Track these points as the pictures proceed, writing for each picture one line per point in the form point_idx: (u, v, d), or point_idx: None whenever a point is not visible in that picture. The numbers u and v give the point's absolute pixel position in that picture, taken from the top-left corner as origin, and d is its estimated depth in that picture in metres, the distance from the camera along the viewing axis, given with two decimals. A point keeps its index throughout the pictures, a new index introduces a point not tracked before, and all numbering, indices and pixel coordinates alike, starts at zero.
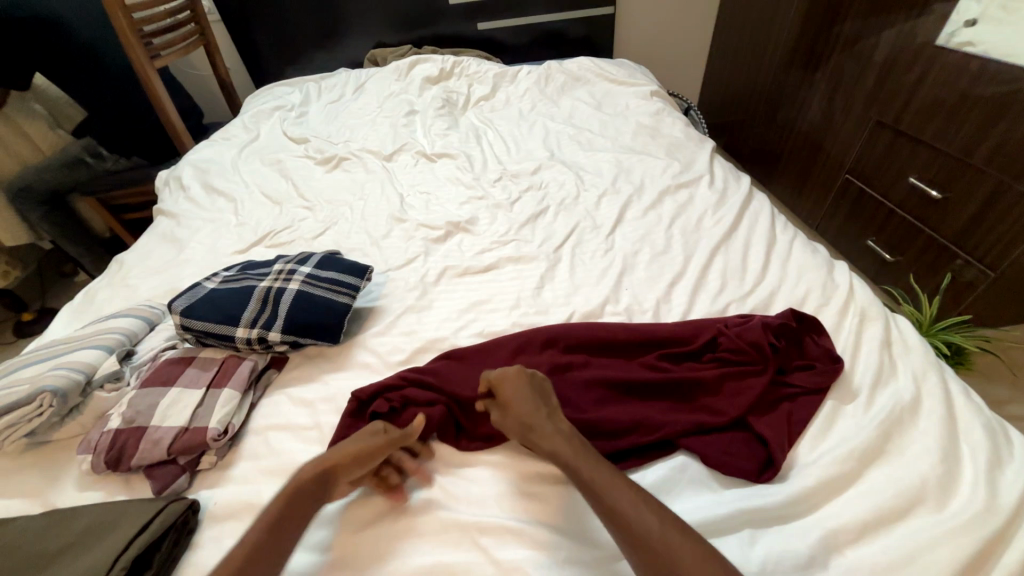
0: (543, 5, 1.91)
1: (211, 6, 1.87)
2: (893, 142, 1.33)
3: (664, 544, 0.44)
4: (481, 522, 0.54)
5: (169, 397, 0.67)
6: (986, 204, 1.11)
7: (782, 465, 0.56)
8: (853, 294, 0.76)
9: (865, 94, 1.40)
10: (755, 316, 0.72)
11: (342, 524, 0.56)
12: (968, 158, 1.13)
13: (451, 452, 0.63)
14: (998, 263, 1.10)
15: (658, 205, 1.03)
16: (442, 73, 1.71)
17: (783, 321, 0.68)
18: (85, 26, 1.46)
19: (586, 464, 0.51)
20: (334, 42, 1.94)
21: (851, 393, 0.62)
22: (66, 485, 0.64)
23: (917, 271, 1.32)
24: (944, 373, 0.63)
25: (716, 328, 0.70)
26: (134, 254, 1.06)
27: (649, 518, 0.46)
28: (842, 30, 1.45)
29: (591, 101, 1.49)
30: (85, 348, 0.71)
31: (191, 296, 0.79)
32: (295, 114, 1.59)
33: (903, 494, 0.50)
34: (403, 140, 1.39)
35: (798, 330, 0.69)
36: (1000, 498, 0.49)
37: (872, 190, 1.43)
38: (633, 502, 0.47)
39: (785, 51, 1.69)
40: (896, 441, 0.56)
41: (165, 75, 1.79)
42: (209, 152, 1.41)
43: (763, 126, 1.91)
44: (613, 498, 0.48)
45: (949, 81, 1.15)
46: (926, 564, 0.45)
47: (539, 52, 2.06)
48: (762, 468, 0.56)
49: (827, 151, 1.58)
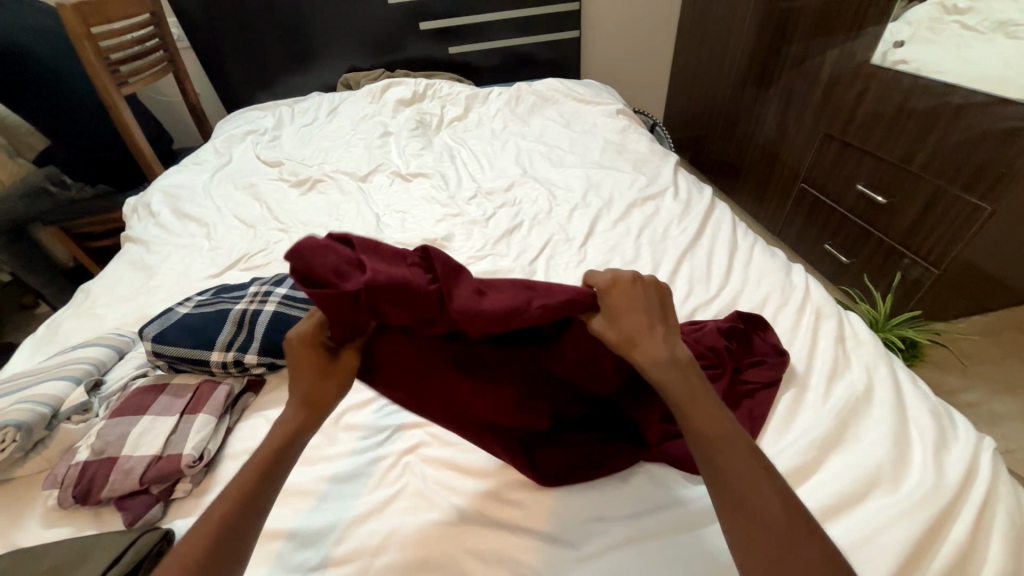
0: (511, 31, 2.00)
1: (180, 34, 1.87)
2: (841, 152, 1.42)
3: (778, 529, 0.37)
4: (464, 532, 0.55)
5: (141, 425, 0.66)
6: (928, 205, 1.19)
7: None
8: (809, 294, 0.81)
9: (814, 108, 1.50)
10: (705, 322, 0.76)
11: (324, 542, 0.56)
12: (908, 164, 1.22)
13: (432, 464, 0.63)
14: (941, 262, 1.18)
15: (627, 216, 1.08)
16: (415, 96, 1.75)
17: (732, 323, 0.73)
18: (46, 55, 1.45)
19: (710, 421, 0.42)
20: (307, 67, 1.97)
21: (810, 386, 0.66)
22: (30, 523, 0.61)
23: (871, 271, 1.40)
24: (893, 363, 0.68)
25: None
26: (101, 282, 1.04)
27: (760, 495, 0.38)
28: (790, 50, 1.56)
29: (560, 120, 1.55)
30: (51, 380, 0.69)
31: (163, 321, 0.78)
32: (268, 138, 1.59)
33: (862, 478, 0.53)
34: (377, 161, 1.41)
35: (745, 330, 0.74)
36: (947, 476, 0.53)
37: (826, 197, 1.52)
38: (756, 478, 0.39)
39: (741, 69, 1.80)
40: (853, 429, 0.59)
41: (134, 102, 1.77)
42: (180, 177, 1.40)
43: (724, 138, 2.00)
44: (725, 465, 0.40)
45: (886, 95, 1.25)
46: (885, 541, 0.48)
47: (509, 74, 2.13)
48: None
49: (784, 162, 1.67)
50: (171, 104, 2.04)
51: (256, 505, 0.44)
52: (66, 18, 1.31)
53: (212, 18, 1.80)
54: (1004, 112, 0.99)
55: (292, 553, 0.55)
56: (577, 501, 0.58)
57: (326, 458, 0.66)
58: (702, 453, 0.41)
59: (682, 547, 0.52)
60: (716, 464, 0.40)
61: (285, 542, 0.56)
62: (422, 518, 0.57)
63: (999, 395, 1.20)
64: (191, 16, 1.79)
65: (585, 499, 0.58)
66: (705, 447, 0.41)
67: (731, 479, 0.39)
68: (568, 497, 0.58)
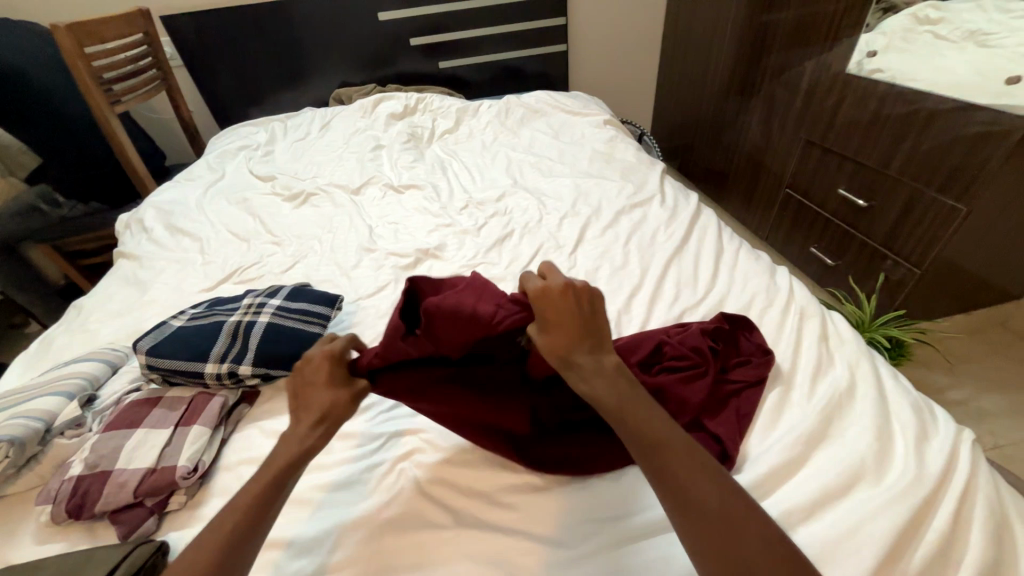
0: (500, 46, 2.05)
1: (172, 52, 1.89)
2: (822, 158, 1.47)
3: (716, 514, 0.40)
4: (458, 536, 0.56)
5: (135, 438, 0.66)
6: (907, 208, 1.23)
7: (736, 459, 0.59)
8: (793, 295, 0.83)
9: (795, 116, 1.54)
10: (692, 324, 0.78)
11: (319, 551, 0.56)
12: (886, 169, 1.26)
13: (428, 470, 0.64)
14: (923, 261, 1.21)
15: (616, 223, 1.10)
16: (406, 110, 1.78)
17: (716, 325, 0.75)
18: (39, 75, 1.46)
19: (646, 418, 0.45)
20: (299, 83, 1.99)
21: (794, 384, 0.68)
22: (21, 541, 0.61)
23: (856, 273, 1.43)
24: (874, 360, 0.70)
25: (660, 338, 0.74)
26: (94, 298, 1.04)
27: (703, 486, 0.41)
28: (769, 61, 1.61)
29: (549, 131, 1.58)
30: (44, 396, 0.69)
31: (157, 334, 0.78)
32: (261, 153, 1.61)
33: (847, 471, 0.55)
34: (370, 174, 1.43)
35: (731, 331, 0.76)
36: (928, 467, 0.54)
37: (809, 202, 1.55)
38: (694, 469, 0.42)
39: (723, 80, 1.85)
40: (837, 424, 0.61)
41: (127, 120, 1.79)
42: (172, 194, 1.40)
43: (710, 147, 2.05)
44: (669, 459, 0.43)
45: (862, 103, 1.29)
46: (869, 533, 0.49)
47: (498, 87, 2.18)
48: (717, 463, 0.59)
49: (769, 169, 1.71)
50: (163, 121, 2.05)
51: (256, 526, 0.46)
52: (60, 38, 1.33)
53: (205, 37, 1.83)
54: (975, 117, 1.03)
55: (288, 564, 0.55)
56: (570, 502, 0.59)
57: (321, 467, 0.66)
58: (650, 469, 0.44)
59: (672, 545, 0.53)
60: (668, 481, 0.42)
61: (282, 551, 0.56)
62: (418, 524, 0.58)
63: (987, 392, 1.23)
64: (184, 35, 1.82)
65: (577, 500, 0.59)
66: (654, 462, 0.43)
67: (682, 500, 0.41)
68: (561, 499, 0.59)
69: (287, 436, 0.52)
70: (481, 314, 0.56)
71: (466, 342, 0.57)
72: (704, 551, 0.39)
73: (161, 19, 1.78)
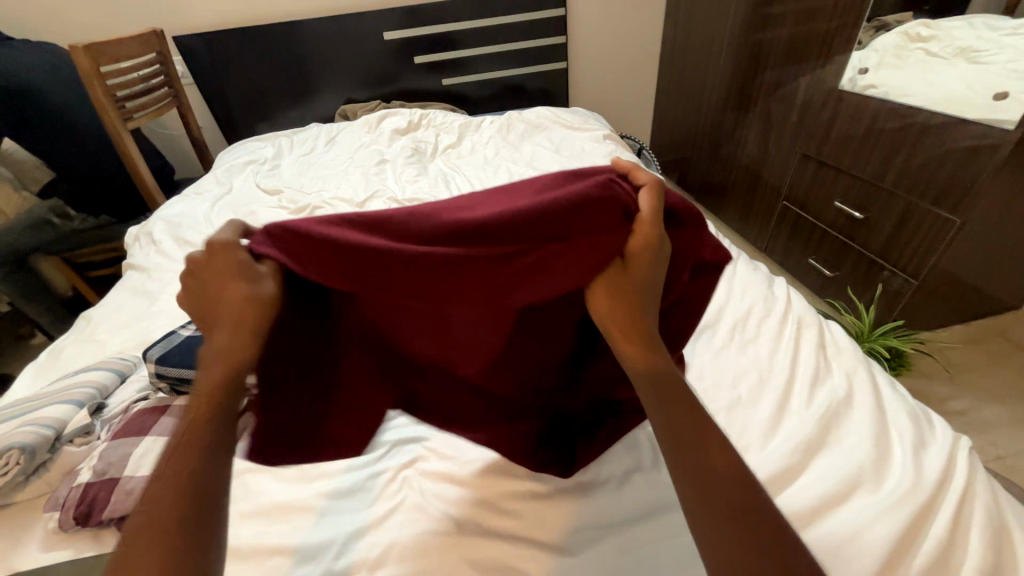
0: (503, 63, 2.10)
1: (184, 71, 1.95)
2: (818, 171, 1.49)
3: (757, 517, 0.36)
4: (460, 542, 0.56)
5: (143, 445, 0.67)
6: (902, 219, 1.25)
7: (652, 482, 0.61)
8: (790, 305, 0.85)
9: (790, 130, 1.57)
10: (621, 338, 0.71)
11: (321, 556, 0.56)
12: (880, 181, 1.28)
13: (432, 476, 0.65)
14: (919, 272, 1.23)
15: None
16: (410, 125, 1.83)
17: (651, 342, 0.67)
18: (55, 93, 1.51)
19: (697, 418, 0.41)
20: (306, 99, 2.04)
21: (795, 393, 0.68)
22: (29, 548, 0.62)
23: (854, 283, 1.44)
24: (872, 369, 0.71)
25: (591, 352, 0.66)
26: (103, 309, 1.06)
27: (740, 491, 0.37)
28: (764, 77, 1.65)
29: (550, 145, 1.61)
30: (55, 404, 0.70)
31: (166, 343, 0.78)
32: (268, 167, 1.65)
33: (845, 479, 0.56)
34: (374, 187, 1.45)
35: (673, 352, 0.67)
36: (925, 473, 0.55)
37: (807, 214, 1.57)
38: (733, 473, 0.38)
39: (721, 94, 1.89)
40: (834, 433, 0.62)
41: (138, 136, 1.83)
42: (181, 207, 1.43)
43: (708, 161, 2.08)
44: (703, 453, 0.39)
45: (856, 117, 1.32)
46: (866, 540, 0.50)
47: (500, 103, 2.23)
48: (655, 486, 0.61)
49: (766, 181, 1.74)
50: (173, 137, 2.10)
51: (215, 447, 0.39)
52: (77, 59, 1.36)
53: (216, 56, 1.89)
54: (965, 131, 1.06)
55: (289, 570, 0.55)
56: (571, 510, 0.59)
57: (325, 474, 0.67)
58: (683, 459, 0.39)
59: (673, 551, 0.54)
60: (713, 491, 0.37)
61: (286, 558, 0.57)
62: (422, 527, 0.59)
63: (988, 403, 1.23)
64: (195, 54, 1.87)
65: (578, 507, 0.59)
66: (684, 457, 0.39)
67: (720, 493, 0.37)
68: (563, 508, 0.59)
69: (208, 354, 0.43)
70: (576, 249, 0.47)
71: (534, 274, 0.47)
72: (727, 535, 0.35)
73: (173, 38, 1.84)
